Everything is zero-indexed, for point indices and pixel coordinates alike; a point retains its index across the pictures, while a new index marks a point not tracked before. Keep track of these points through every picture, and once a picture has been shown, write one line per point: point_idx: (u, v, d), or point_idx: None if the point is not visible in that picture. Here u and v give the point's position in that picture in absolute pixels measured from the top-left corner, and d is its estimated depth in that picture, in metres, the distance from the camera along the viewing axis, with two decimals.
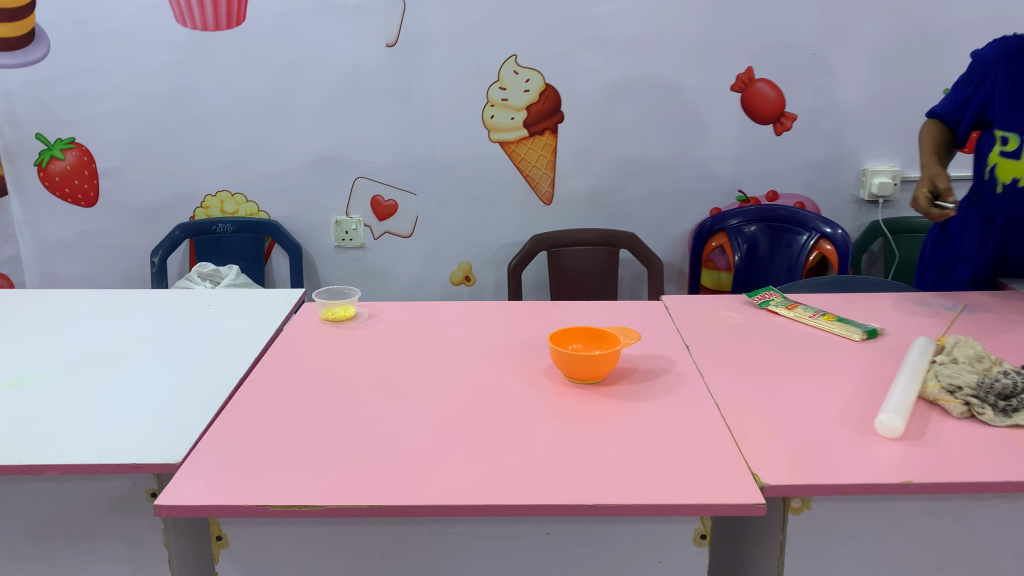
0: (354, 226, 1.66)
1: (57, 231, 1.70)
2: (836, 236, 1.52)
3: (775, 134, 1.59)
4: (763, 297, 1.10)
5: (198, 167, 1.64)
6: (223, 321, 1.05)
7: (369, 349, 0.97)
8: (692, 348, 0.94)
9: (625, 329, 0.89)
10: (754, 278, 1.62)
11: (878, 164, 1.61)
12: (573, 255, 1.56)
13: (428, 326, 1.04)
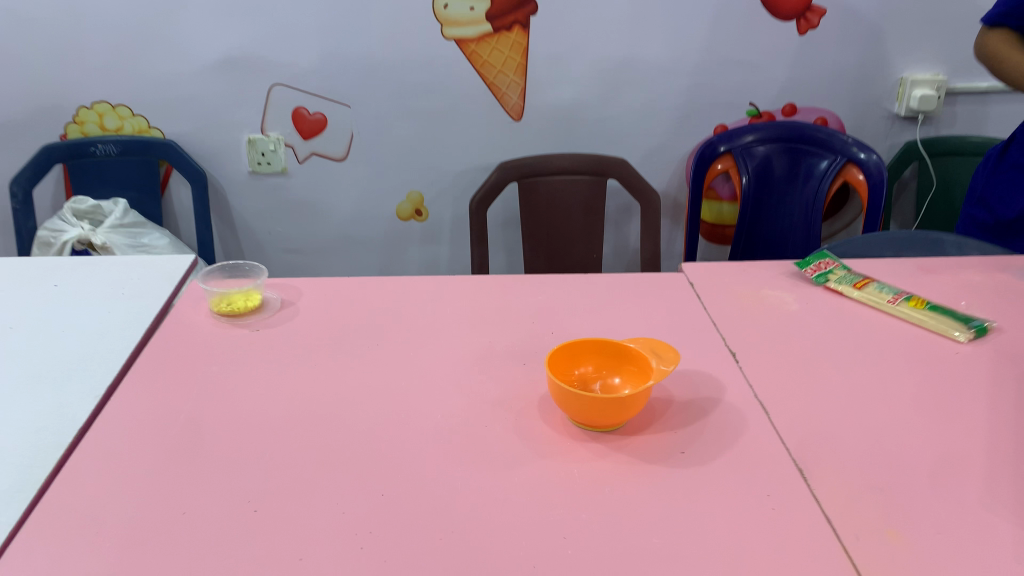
0: (273, 146, 1.33)
1: None
2: (870, 160, 1.24)
3: (799, 33, 1.28)
4: (819, 267, 0.82)
5: (63, 70, 1.26)
6: (71, 316, 0.74)
7: (279, 365, 0.67)
8: (745, 364, 0.67)
9: (656, 345, 0.61)
10: (765, 211, 1.33)
11: (919, 71, 1.32)
12: (550, 186, 1.26)
13: (367, 319, 0.74)
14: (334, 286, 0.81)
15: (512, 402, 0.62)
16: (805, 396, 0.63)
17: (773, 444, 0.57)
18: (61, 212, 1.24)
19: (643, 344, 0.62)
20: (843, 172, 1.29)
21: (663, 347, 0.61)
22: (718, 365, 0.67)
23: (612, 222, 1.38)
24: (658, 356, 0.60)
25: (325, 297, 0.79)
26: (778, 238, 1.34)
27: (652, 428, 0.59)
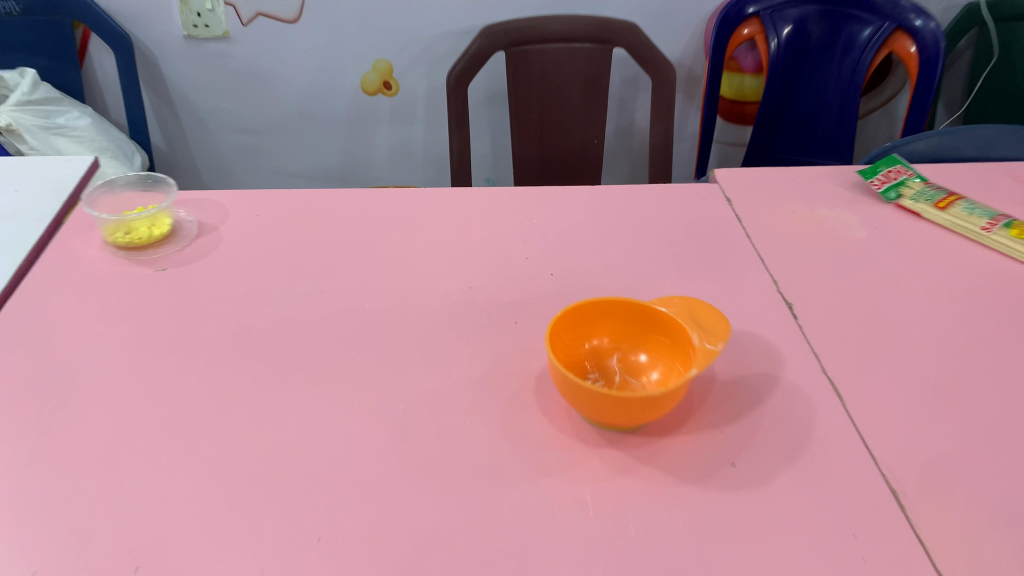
0: (209, 4, 1.08)
1: None
2: (925, 29, 1.02)
3: None
4: (887, 178, 0.65)
5: None
6: None
7: (187, 325, 0.49)
8: (806, 326, 0.51)
9: (696, 303, 0.46)
10: (796, 87, 1.14)
11: None
12: (545, 57, 1.04)
13: (309, 253, 0.57)
14: (268, 202, 0.63)
15: (499, 386, 0.46)
16: (891, 377, 0.47)
17: (858, 458, 0.42)
18: None
19: (677, 305, 0.46)
20: (891, 41, 1.07)
21: (707, 312, 0.45)
22: (773, 326, 0.50)
23: (616, 99, 1.19)
24: (701, 326, 0.44)
25: (256, 219, 0.61)
26: (809, 118, 1.16)
27: (691, 431, 0.43)
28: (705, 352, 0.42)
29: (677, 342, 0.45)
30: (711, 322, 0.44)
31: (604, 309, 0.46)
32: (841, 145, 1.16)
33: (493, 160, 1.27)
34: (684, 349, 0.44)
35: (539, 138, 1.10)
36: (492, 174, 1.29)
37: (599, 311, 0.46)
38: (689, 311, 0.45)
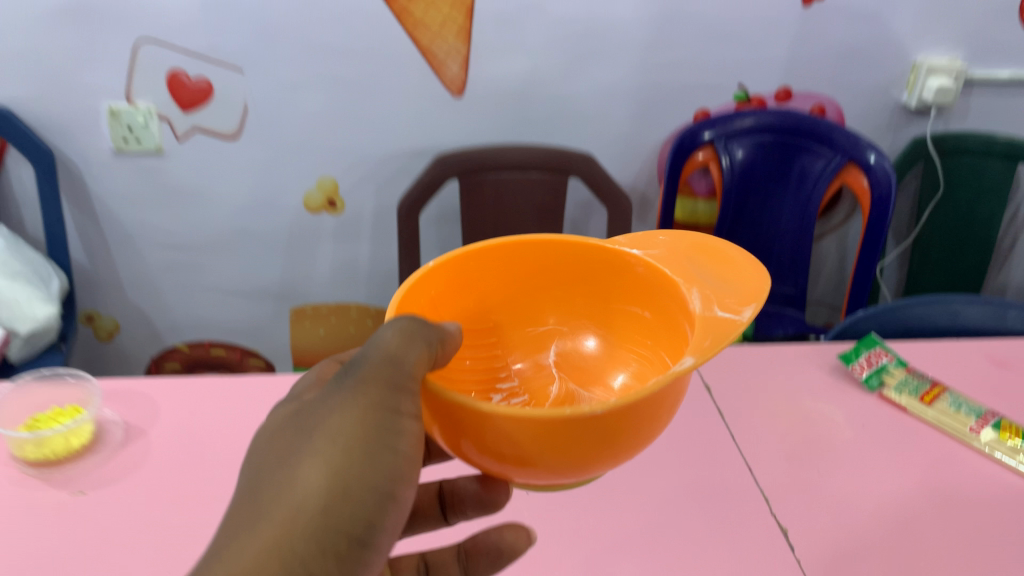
0: (142, 119, 1.06)
1: None
2: (879, 165, 1.04)
3: (805, 4, 1.05)
4: (869, 361, 0.62)
5: None
6: None
7: None
8: (798, 556, 0.47)
9: (687, 238, 0.50)
10: (751, 216, 1.16)
11: (935, 55, 1.12)
12: (499, 183, 1.02)
13: None
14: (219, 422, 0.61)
15: None
16: None
17: None
18: None
19: (668, 247, 0.50)
20: (843, 172, 1.09)
21: (715, 256, 0.48)
22: (754, 553, 0.47)
23: (570, 223, 1.16)
24: (696, 273, 0.48)
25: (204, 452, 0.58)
26: (762, 247, 1.17)
27: None
28: (710, 319, 0.41)
29: (658, 299, 0.51)
30: (715, 261, 0.47)
31: (560, 272, 0.54)
32: (795, 275, 1.17)
33: None
34: (663, 308, 0.50)
35: None
36: None
37: (560, 283, 0.55)
38: (679, 259, 0.49)
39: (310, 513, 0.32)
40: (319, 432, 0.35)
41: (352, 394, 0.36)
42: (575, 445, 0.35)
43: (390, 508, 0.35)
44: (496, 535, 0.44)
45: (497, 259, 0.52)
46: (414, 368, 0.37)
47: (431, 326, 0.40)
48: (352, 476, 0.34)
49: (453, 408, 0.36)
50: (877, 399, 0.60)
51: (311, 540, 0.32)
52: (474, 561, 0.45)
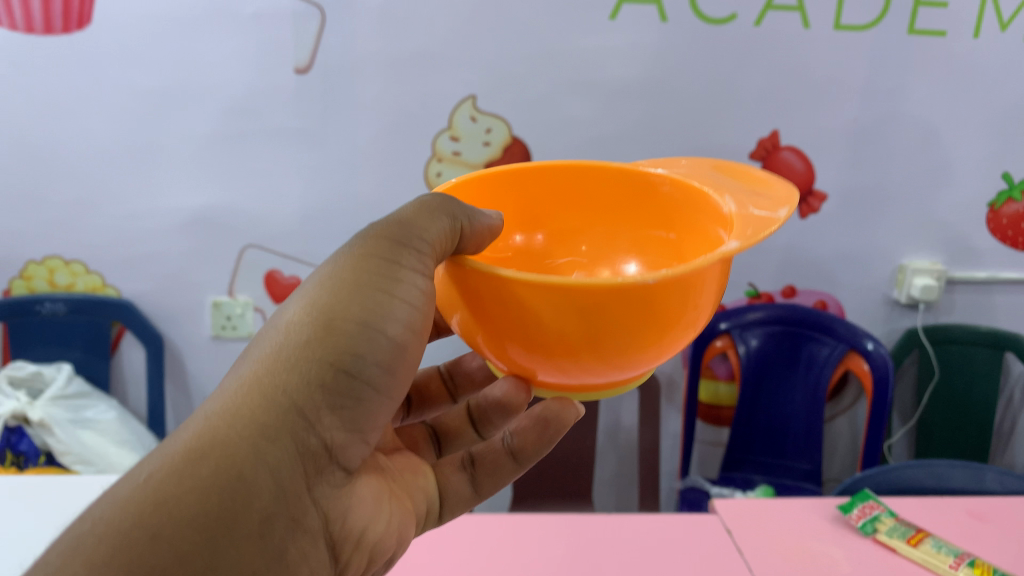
0: (239, 309, 1.29)
1: None
2: (876, 352, 1.19)
3: (799, 217, 1.26)
4: (864, 511, 0.74)
5: (23, 227, 1.23)
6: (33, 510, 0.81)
7: None
8: None
9: (718, 164, 0.54)
10: (767, 397, 1.30)
11: (918, 259, 1.30)
12: None
13: None
14: None
15: None
16: None
17: None
18: None
19: (688, 170, 0.54)
20: (846, 359, 1.24)
21: (741, 172, 0.51)
22: None
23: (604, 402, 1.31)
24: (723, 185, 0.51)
25: None
26: (779, 426, 1.30)
27: None
28: (747, 216, 0.43)
29: (685, 215, 0.54)
30: (746, 179, 0.50)
31: (593, 196, 0.59)
32: (810, 452, 1.28)
33: None
34: (692, 223, 0.53)
35: None
36: None
37: (580, 203, 0.59)
38: (704, 175, 0.53)
39: (304, 345, 0.41)
40: (320, 283, 0.44)
41: (361, 252, 0.45)
42: (612, 322, 0.36)
43: (381, 350, 0.43)
44: (543, 408, 0.52)
45: (518, 179, 0.57)
46: (428, 231, 0.44)
47: (455, 206, 0.47)
48: (345, 317, 0.42)
49: (473, 282, 0.38)
50: (872, 542, 0.71)
51: (303, 367, 0.41)
52: (522, 439, 0.54)
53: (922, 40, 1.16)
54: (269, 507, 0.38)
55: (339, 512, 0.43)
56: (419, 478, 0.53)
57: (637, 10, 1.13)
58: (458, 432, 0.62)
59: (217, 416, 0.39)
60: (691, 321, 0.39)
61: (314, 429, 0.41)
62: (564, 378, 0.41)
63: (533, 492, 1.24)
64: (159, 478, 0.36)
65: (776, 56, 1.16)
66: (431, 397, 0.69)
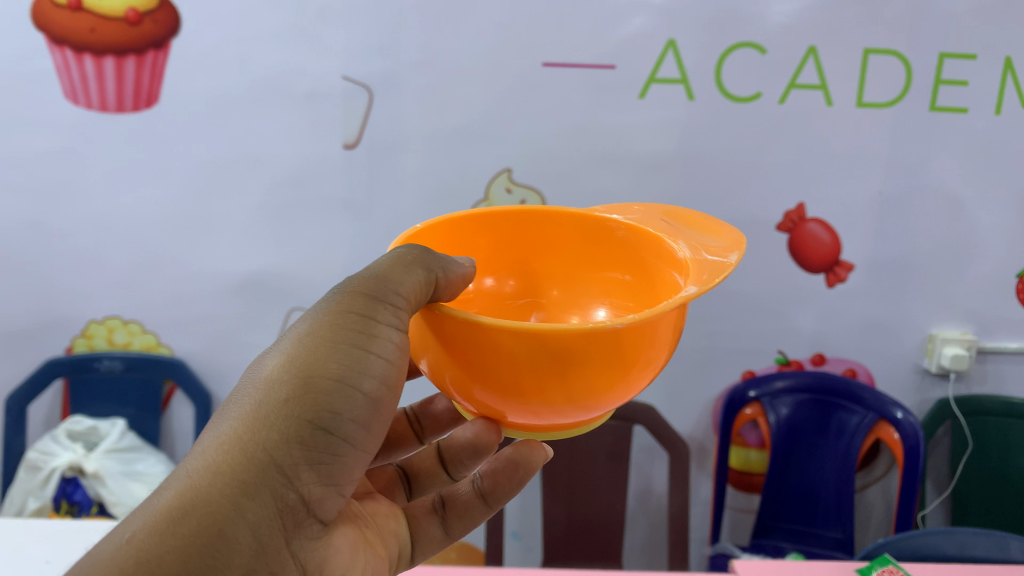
0: None
1: None
2: (906, 420, 1.19)
3: (827, 285, 1.29)
4: None
5: (86, 289, 1.31)
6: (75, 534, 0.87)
7: None
8: None
9: (669, 210, 0.57)
10: (797, 464, 1.31)
11: (948, 328, 1.31)
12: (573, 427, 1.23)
13: None
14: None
15: None
16: None
17: None
18: (55, 435, 1.25)
19: (644, 216, 0.57)
20: (877, 427, 1.24)
21: (695, 220, 0.54)
22: None
23: (635, 465, 1.33)
24: (680, 230, 0.53)
25: None
26: (809, 494, 1.30)
27: None
28: (701, 261, 0.46)
29: (638, 260, 0.56)
30: (697, 226, 0.53)
31: (553, 239, 0.59)
32: (842, 521, 1.28)
33: (522, 515, 1.38)
34: (645, 268, 0.56)
35: (566, 501, 1.26)
36: (519, 527, 1.39)
37: (533, 246, 0.60)
38: (656, 223, 0.55)
39: (280, 404, 0.40)
40: (295, 337, 0.42)
41: (337, 303, 0.44)
42: (577, 361, 0.38)
43: (358, 408, 0.42)
44: (512, 450, 0.54)
45: (475, 222, 0.57)
46: (403, 285, 0.43)
47: (430, 256, 0.46)
48: (322, 374, 0.41)
49: (448, 329, 0.40)
50: None
51: (279, 427, 0.40)
52: (491, 482, 0.55)
53: (945, 116, 1.19)
54: (246, 565, 0.39)
55: (318, 562, 0.44)
56: (392, 522, 0.55)
57: (666, 88, 1.19)
58: (429, 473, 0.64)
59: (196, 475, 0.39)
60: (652, 360, 0.42)
61: (292, 487, 0.40)
62: (532, 421, 0.43)
63: (563, 552, 1.27)
64: (140, 541, 0.37)
65: (800, 132, 1.21)
66: (396, 439, 0.65)
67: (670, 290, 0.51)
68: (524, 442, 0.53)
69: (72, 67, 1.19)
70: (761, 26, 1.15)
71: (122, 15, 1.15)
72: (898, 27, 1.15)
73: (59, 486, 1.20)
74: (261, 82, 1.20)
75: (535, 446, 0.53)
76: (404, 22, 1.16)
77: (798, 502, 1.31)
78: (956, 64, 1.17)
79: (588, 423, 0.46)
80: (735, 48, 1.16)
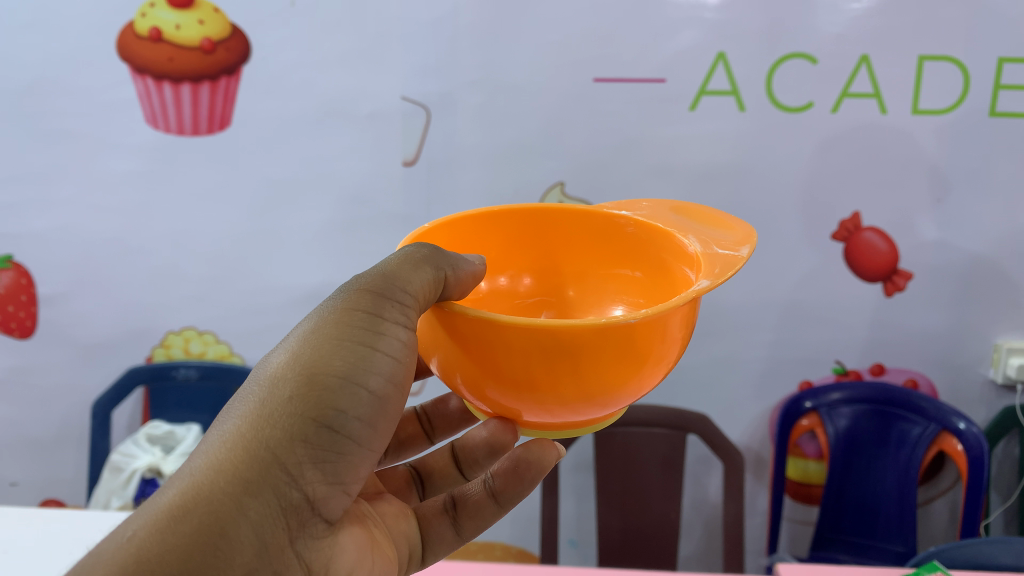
0: None
1: (14, 369, 1.45)
2: (968, 431, 1.15)
3: (885, 294, 1.28)
4: None
5: (163, 301, 1.39)
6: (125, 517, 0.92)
7: None
8: None
9: (678, 205, 0.59)
10: (856, 476, 1.29)
11: (1014, 338, 1.29)
12: (626, 437, 1.26)
13: None
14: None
15: None
16: None
17: None
18: (136, 439, 1.33)
19: (653, 212, 0.60)
20: (940, 439, 1.21)
21: (704, 213, 0.57)
22: None
23: (691, 474, 1.34)
24: (689, 225, 0.56)
25: None
26: (870, 506, 1.29)
27: None
28: (713, 256, 0.49)
29: (648, 255, 0.59)
30: (705, 219, 0.56)
31: (566, 237, 0.63)
32: (903, 534, 1.26)
33: (578, 523, 1.40)
34: (656, 262, 0.58)
35: (620, 509, 1.28)
36: (576, 536, 1.41)
37: (542, 245, 0.63)
38: (665, 218, 0.58)
39: (284, 400, 0.41)
40: (300, 335, 0.43)
41: (343, 302, 0.45)
42: (589, 356, 0.41)
43: (364, 405, 0.42)
44: (523, 450, 0.56)
45: (486, 223, 0.60)
46: (411, 283, 0.45)
47: (441, 255, 0.48)
48: (327, 372, 0.42)
49: (460, 328, 0.43)
50: None
51: (283, 424, 0.40)
52: (502, 481, 0.57)
53: (1004, 121, 1.17)
54: (250, 564, 0.38)
55: (322, 563, 0.44)
56: (402, 523, 0.56)
57: (716, 100, 1.20)
58: (442, 473, 0.68)
59: (198, 473, 0.38)
60: (662, 356, 0.45)
61: (296, 485, 0.40)
62: (548, 418, 0.46)
63: (618, 559, 1.29)
64: (140, 540, 0.36)
65: (853, 140, 1.21)
66: (409, 439, 0.72)
67: (683, 283, 0.54)
68: (533, 444, 0.55)
69: (152, 94, 1.27)
70: (812, 36, 1.16)
71: (197, 45, 1.23)
72: (953, 33, 1.14)
73: (138, 486, 1.27)
74: (325, 104, 1.26)
75: (538, 444, 0.55)
76: (460, 43, 1.21)
77: (855, 514, 1.30)
78: (1016, 69, 1.15)
79: (599, 420, 0.49)
80: (786, 59, 1.17)
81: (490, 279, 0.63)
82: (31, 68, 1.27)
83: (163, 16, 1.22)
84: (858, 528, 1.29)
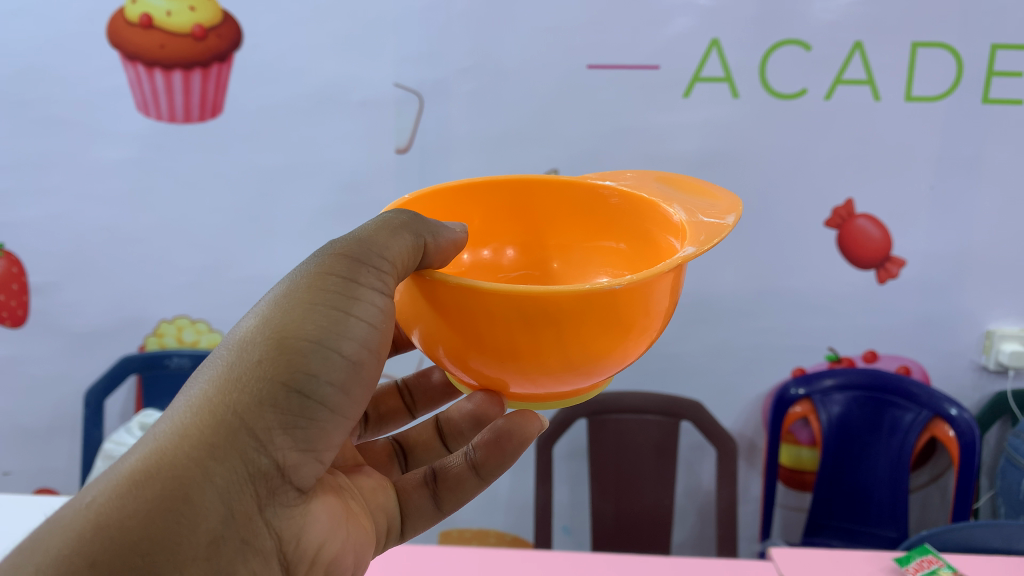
0: None
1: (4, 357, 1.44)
2: (960, 417, 1.16)
3: (878, 281, 1.28)
4: (924, 561, 0.81)
5: (157, 290, 1.39)
6: None
7: None
8: None
9: (663, 176, 0.60)
10: (849, 461, 1.29)
11: (1005, 324, 1.29)
12: (620, 424, 1.26)
13: None
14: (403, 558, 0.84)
15: None
16: None
17: None
18: (129, 427, 1.33)
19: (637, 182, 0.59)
20: (931, 425, 1.22)
21: (690, 182, 0.57)
22: None
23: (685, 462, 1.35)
24: (674, 194, 0.56)
25: None
26: (862, 492, 1.29)
27: None
28: (698, 223, 0.49)
29: (632, 225, 0.59)
30: (691, 190, 0.56)
31: (552, 208, 0.62)
32: (896, 519, 1.26)
33: (572, 510, 1.41)
34: (640, 232, 0.58)
35: (614, 496, 1.28)
36: (569, 522, 1.42)
37: (526, 217, 0.63)
38: (649, 188, 0.58)
39: (253, 364, 0.40)
40: (271, 300, 0.43)
41: (317, 266, 0.44)
42: (571, 322, 0.41)
43: (336, 369, 0.42)
44: (505, 421, 0.56)
45: (468, 193, 0.60)
46: (388, 249, 0.44)
47: (421, 222, 0.48)
48: (298, 335, 0.41)
49: (440, 296, 0.43)
50: None
51: (252, 388, 0.40)
52: (483, 454, 0.57)
53: (999, 108, 1.17)
54: (216, 531, 0.38)
55: (293, 532, 0.44)
56: (380, 496, 0.56)
57: (710, 87, 1.20)
58: (426, 447, 0.68)
59: (163, 438, 0.38)
60: (646, 327, 0.45)
61: (266, 451, 0.40)
62: (533, 389, 0.46)
63: (611, 545, 1.30)
64: (99, 506, 0.36)
65: (847, 127, 1.20)
66: (389, 413, 0.72)
67: (668, 254, 0.54)
68: (521, 415, 0.56)
69: (143, 81, 1.26)
70: (805, 23, 1.15)
71: (189, 32, 1.22)
72: (948, 20, 1.14)
73: None
74: (317, 92, 1.25)
75: (524, 417, 0.56)
76: (452, 29, 1.20)
77: (846, 499, 1.30)
78: (1010, 55, 1.14)
79: (584, 390, 0.49)
80: (779, 46, 1.16)
81: (473, 250, 0.63)
82: (21, 56, 1.26)
83: (153, 3, 1.21)
84: (850, 513, 1.30)
